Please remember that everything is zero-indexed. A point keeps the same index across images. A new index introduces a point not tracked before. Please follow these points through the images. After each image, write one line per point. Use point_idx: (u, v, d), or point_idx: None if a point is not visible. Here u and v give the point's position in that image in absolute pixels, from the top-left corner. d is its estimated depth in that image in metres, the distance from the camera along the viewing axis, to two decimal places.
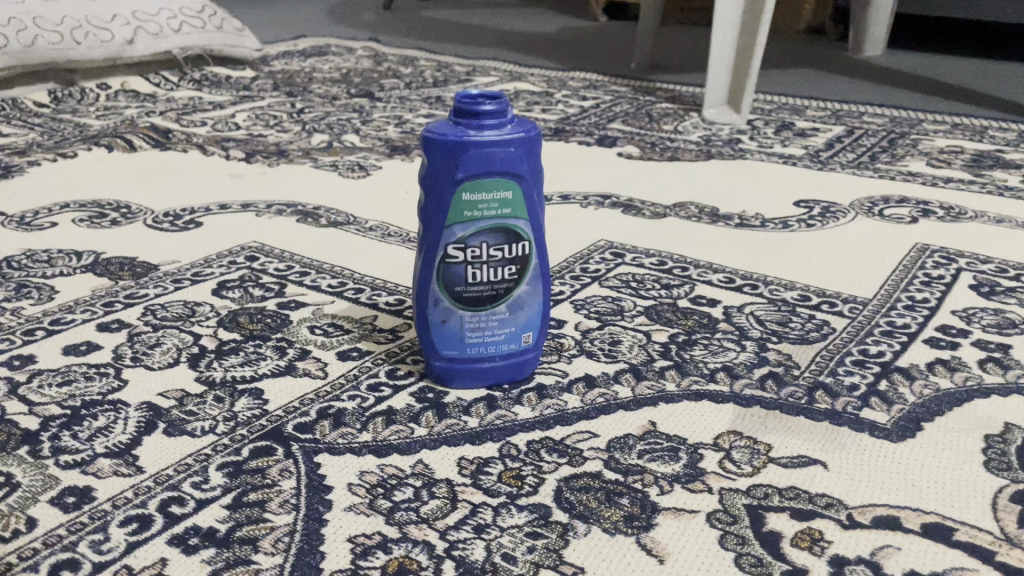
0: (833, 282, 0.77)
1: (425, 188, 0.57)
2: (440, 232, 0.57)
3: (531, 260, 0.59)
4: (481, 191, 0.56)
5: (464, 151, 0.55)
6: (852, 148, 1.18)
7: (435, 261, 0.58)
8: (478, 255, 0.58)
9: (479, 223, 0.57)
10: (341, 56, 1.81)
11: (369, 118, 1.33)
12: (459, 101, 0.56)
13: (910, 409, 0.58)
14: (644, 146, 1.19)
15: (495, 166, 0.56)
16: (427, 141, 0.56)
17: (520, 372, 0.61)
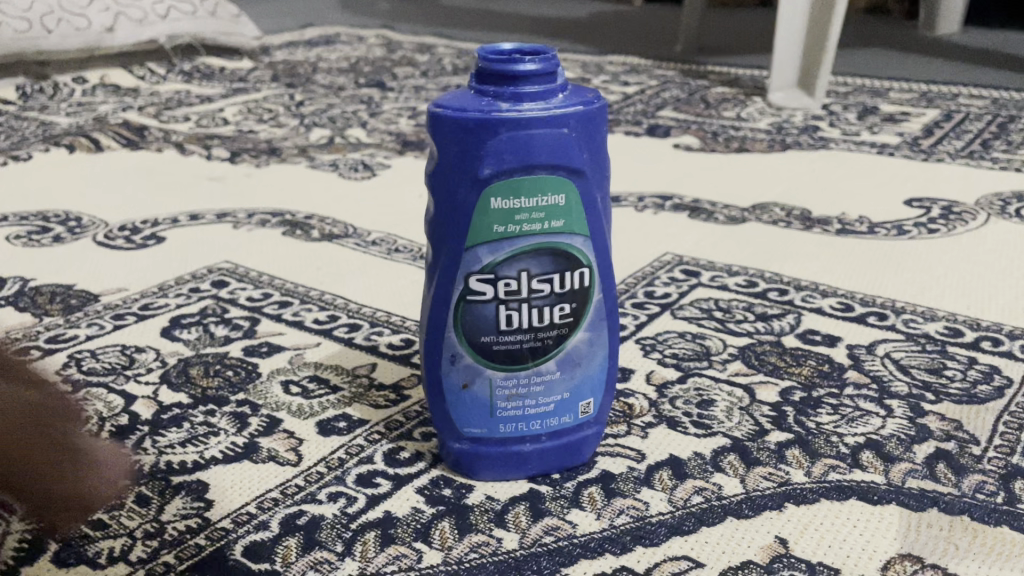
0: (987, 310, 0.58)
1: (435, 192, 0.39)
2: (456, 258, 0.39)
3: (593, 295, 0.40)
4: (519, 194, 0.38)
5: (492, 137, 0.37)
6: (958, 135, 0.98)
7: (451, 299, 0.39)
8: (514, 290, 0.39)
9: (515, 242, 0.38)
10: (351, 45, 1.63)
11: (378, 109, 1.14)
12: (485, 59, 0.37)
13: None
14: (704, 137, 0.99)
15: (539, 156, 0.37)
16: (435, 121, 0.38)
17: (576, 456, 0.42)
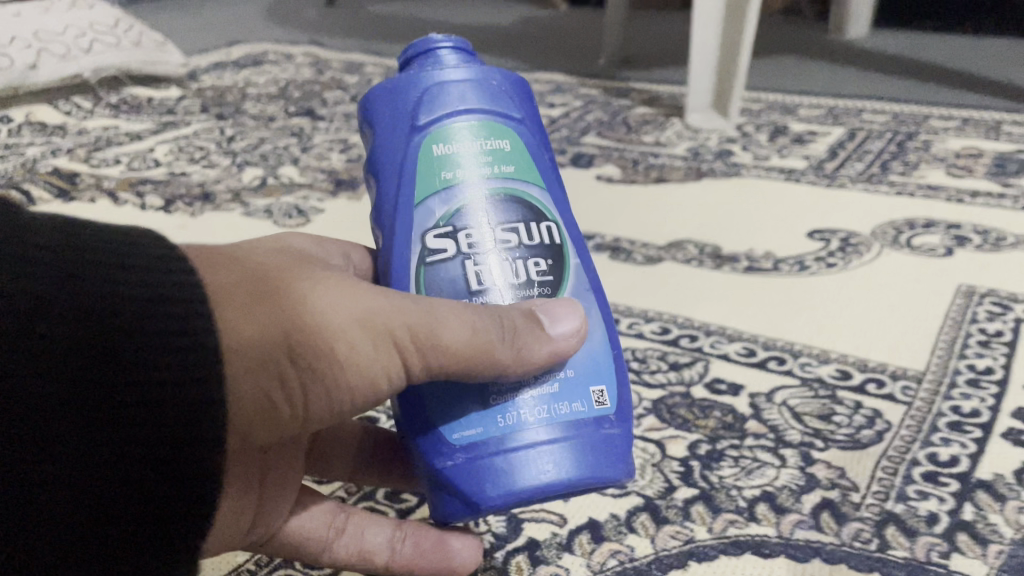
0: (874, 349, 0.64)
1: (387, 169, 0.45)
2: (413, 216, 0.43)
3: (563, 249, 0.44)
4: (460, 143, 0.44)
5: (422, 91, 0.45)
6: (860, 156, 1.05)
7: (416, 253, 0.43)
8: (474, 241, 0.43)
9: (468, 189, 0.43)
10: (279, 65, 1.64)
11: (310, 143, 1.17)
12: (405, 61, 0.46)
13: (1011, 553, 0.45)
14: (625, 166, 1.05)
15: (468, 102, 0.45)
16: (372, 111, 0.46)
17: (610, 463, 0.40)
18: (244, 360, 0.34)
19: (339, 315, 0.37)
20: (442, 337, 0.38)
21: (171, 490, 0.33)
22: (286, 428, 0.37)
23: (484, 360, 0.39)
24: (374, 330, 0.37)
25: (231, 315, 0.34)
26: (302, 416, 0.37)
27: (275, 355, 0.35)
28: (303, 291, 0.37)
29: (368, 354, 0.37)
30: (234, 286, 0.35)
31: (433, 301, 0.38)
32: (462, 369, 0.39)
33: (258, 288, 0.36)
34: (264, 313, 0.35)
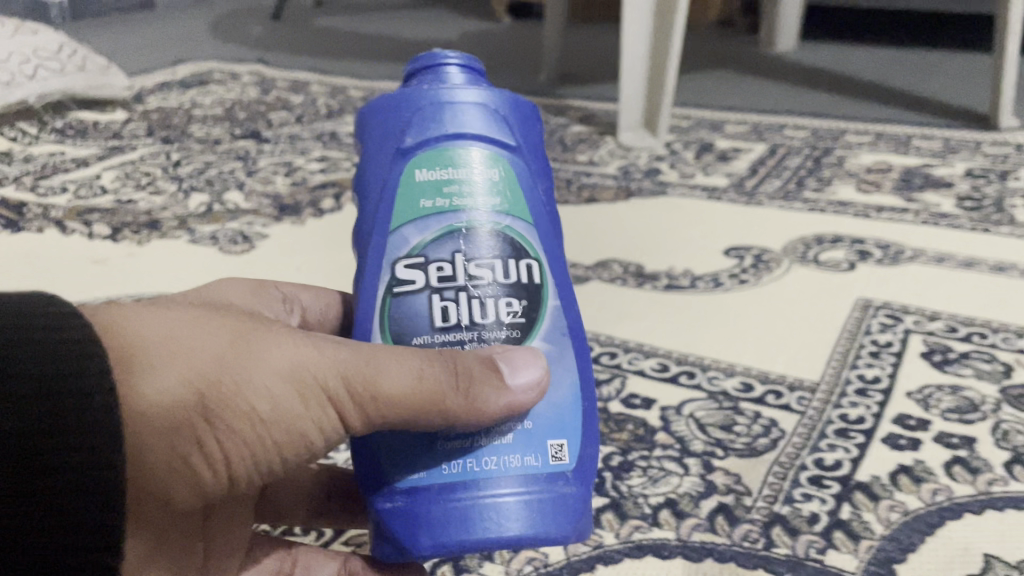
0: (776, 361, 0.70)
1: (369, 186, 0.47)
2: (386, 240, 0.46)
3: (541, 291, 0.46)
4: (441, 168, 0.46)
5: (419, 111, 0.46)
6: (778, 173, 1.11)
7: (385, 279, 0.45)
8: (445, 274, 0.45)
9: (445, 221, 0.45)
10: (225, 84, 1.66)
11: (255, 167, 1.20)
12: (413, 72, 0.49)
13: (879, 546, 0.51)
14: (559, 186, 1.11)
15: (465, 127, 0.46)
16: (367, 122, 0.48)
17: (559, 522, 0.42)
18: (160, 419, 0.37)
19: (265, 371, 0.39)
20: (381, 386, 0.40)
21: (93, 537, 0.36)
22: (207, 479, 0.40)
23: (430, 414, 0.40)
24: (303, 385, 0.40)
25: (151, 372, 0.37)
26: (222, 467, 0.40)
27: (194, 413, 0.38)
28: (232, 347, 0.39)
29: (296, 406, 0.40)
30: (154, 343, 0.37)
31: (376, 352, 0.41)
32: (402, 420, 0.41)
33: (185, 344, 0.38)
34: (187, 369, 0.38)
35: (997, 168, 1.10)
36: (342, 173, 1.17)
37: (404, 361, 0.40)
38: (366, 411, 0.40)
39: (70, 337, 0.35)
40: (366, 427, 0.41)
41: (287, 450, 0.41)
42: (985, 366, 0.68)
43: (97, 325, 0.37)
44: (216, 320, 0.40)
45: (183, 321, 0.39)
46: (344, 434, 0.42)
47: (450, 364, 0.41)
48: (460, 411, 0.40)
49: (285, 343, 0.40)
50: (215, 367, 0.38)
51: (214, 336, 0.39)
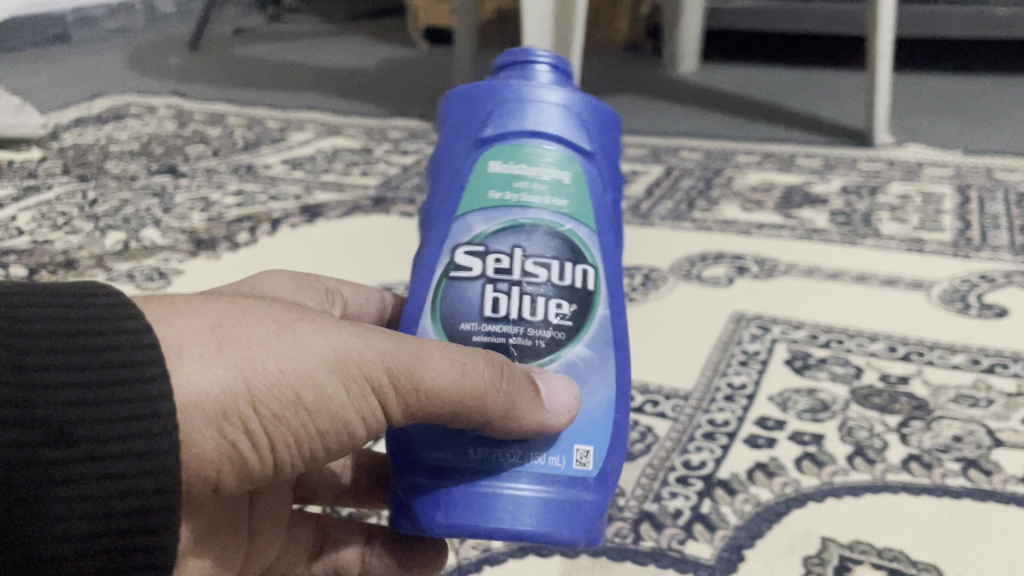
0: (656, 372, 0.77)
1: (443, 167, 0.51)
2: (452, 225, 0.49)
3: (592, 297, 0.48)
4: (513, 165, 0.49)
5: (504, 105, 0.49)
6: (672, 194, 1.19)
7: (444, 262, 0.49)
8: (502, 267, 0.48)
9: (509, 214, 0.49)
10: (141, 119, 1.68)
11: (172, 202, 1.23)
12: (505, 62, 0.51)
13: (732, 535, 0.58)
14: None
15: (545, 129, 0.49)
16: (452, 106, 0.51)
17: (574, 527, 0.44)
18: (209, 407, 0.37)
19: (316, 362, 0.40)
20: (423, 379, 0.41)
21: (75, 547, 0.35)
22: (250, 465, 0.41)
23: (472, 406, 0.42)
24: (350, 376, 0.41)
25: (200, 360, 0.37)
26: (265, 454, 0.41)
27: (242, 404, 0.38)
28: (282, 335, 0.39)
29: (343, 396, 0.41)
30: (204, 331, 0.38)
31: (419, 345, 0.42)
32: (444, 409, 0.42)
33: (234, 333, 0.38)
34: (237, 358, 0.38)
35: (868, 183, 1.20)
36: (258, 207, 1.21)
37: (448, 355, 0.42)
38: (409, 400, 0.42)
39: (136, 335, 0.36)
40: (407, 415, 0.43)
41: (328, 437, 0.42)
42: (838, 369, 0.76)
43: (149, 317, 0.38)
44: (264, 308, 0.40)
45: (232, 309, 0.39)
46: (385, 422, 0.43)
47: (491, 361, 0.43)
48: (499, 404, 0.42)
49: (333, 332, 0.41)
50: (266, 358, 0.39)
51: (265, 325, 0.39)
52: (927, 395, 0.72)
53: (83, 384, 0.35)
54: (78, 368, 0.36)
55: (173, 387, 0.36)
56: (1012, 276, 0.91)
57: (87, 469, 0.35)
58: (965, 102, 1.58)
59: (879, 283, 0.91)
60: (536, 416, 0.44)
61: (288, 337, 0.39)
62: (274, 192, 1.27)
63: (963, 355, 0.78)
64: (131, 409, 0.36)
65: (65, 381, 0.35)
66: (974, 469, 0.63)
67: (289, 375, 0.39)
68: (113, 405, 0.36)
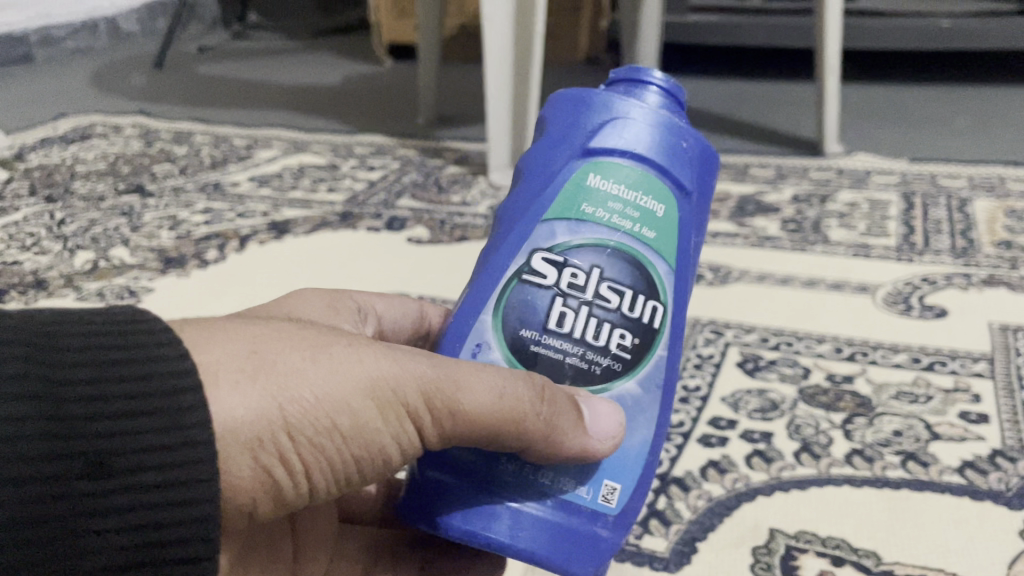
0: None
1: (535, 165, 0.49)
2: (531, 225, 0.48)
3: (656, 336, 0.47)
4: (612, 181, 0.47)
5: (620, 119, 0.47)
6: None
7: (515, 262, 0.47)
8: (576, 284, 0.46)
9: (594, 232, 0.47)
10: (107, 138, 1.69)
11: (140, 222, 1.25)
12: (626, 73, 0.49)
13: (685, 529, 0.61)
14: (433, 227, 1.20)
15: (650, 153, 0.47)
16: (566, 103, 0.50)
17: (582, 563, 0.44)
18: (244, 434, 0.38)
19: (350, 389, 0.40)
20: (462, 405, 0.41)
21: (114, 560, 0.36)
22: (286, 490, 0.41)
23: (508, 431, 0.42)
24: (385, 402, 0.41)
25: (235, 387, 0.37)
26: (300, 479, 0.41)
27: (277, 431, 0.39)
28: (319, 361, 0.40)
29: (378, 422, 0.41)
30: (238, 356, 0.38)
31: (456, 369, 0.42)
32: (480, 434, 0.42)
33: (269, 362, 0.38)
34: (272, 385, 0.38)
35: (819, 192, 1.24)
36: (226, 224, 1.23)
37: (487, 380, 0.42)
38: (446, 425, 0.42)
39: (171, 363, 0.37)
40: (443, 440, 0.43)
41: (364, 462, 0.43)
42: (787, 370, 0.80)
43: (185, 341, 0.38)
44: (300, 334, 0.40)
45: (268, 336, 0.39)
46: (420, 447, 0.43)
47: (529, 385, 0.43)
48: (537, 429, 0.42)
49: (366, 356, 0.41)
50: (301, 385, 0.39)
51: (301, 352, 0.39)
52: (870, 393, 0.76)
53: (118, 415, 0.36)
54: (111, 399, 0.36)
55: (209, 413, 0.37)
56: (952, 278, 0.96)
57: (116, 499, 0.35)
58: (912, 111, 1.64)
59: (827, 287, 0.95)
60: (575, 444, 0.43)
61: (324, 362, 0.40)
62: (242, 210, 1.29)
63: (904, 354, 0.82)
64: (163, 439, 0.36)
65: (98, 411, 0.35)
66: (913, 461, 0.67)
67: (324, 402, 0.39)
68: (147, 435, 0.36)
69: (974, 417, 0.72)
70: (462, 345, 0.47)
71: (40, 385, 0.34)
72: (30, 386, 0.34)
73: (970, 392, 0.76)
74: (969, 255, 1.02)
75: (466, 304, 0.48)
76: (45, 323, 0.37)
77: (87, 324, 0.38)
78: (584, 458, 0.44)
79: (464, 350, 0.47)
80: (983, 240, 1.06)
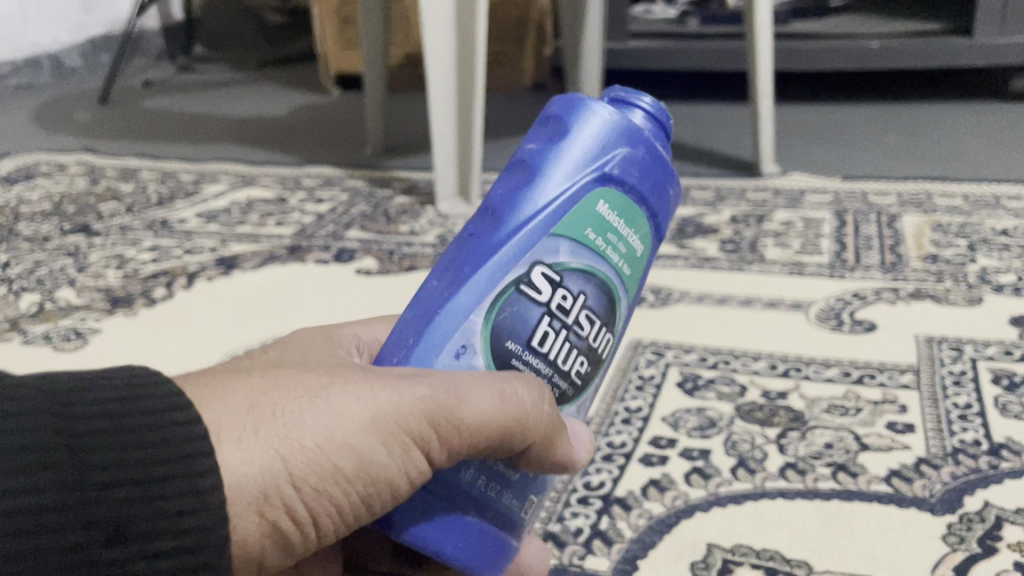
0: None
1: (547, 162, 0.46)
2: (539, 235, 0.45)
3: (601, 368, 0.49)
4: (614, 212, 0.47)
5: (632, 152, 0.47)
6: None
7: (512, 270, 0.45)
8: (566, 308, 0.46)
9: (590, 260, 0.47)
10: (52, 177, 1.68)
11: (86, 262, 1.24)
12: (629, 94, 0.49)
13: (627, 547, 0.63)
14: (382, 258, 1.21)
15: (645, 195, 0.49)
16: (583, 117, 0.47)
17: None
18: (253, 490, 0.37)
19: (350, 426, 0.39)
20: (462, 422, 0.40)
21: None
22: (294, 540, 0.40)
23: (508, 444, 0.42)
24: (390, 435, 0.39)
25: (239, 443, 0.37)
26: (308, 528, 0.40)
27: (280, 483, 0.38)
28: (317, 404, 0.39)
29: (384, 455, 0.40)
30: (238, 413, 0.38)
31: (455, 382, 0.41)
32: (482, 448, 0.42)
33: (267, 412, 0.38)
34: (274, 436, 0.38)
35: (756, 212, 1.28)
36: (174, 261, 1.23)
37: (483, 391, 0.41)
38: (449, 446, 0.41)
39: (185, 427, 0.36)
40: (450, 460, 0.41)
41: (374, 500, 0.41)
42: (724, 389, 0.82)
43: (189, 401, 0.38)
44: (295, 379, 0.40)
45: (267, 386, 0.39)
46: (430, 473, 0.41)
47: (530, 387, 0.43)
48: (539, 431, 0.43)
49: (362, 389, 0.40)
50: (303, 432, 0.38)
51: (299, 398, 0.39)
52: (803, 407, 0.79)
53: (132, 480, 0.35)
54: (125, 462, 0.35)
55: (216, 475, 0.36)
56: (881, 293, 1.00)
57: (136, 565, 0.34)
58: (845, 130, 1.70)
59: (763, 305, 0.99)
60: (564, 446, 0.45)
61: (324, 404, 0.39)
62: (189, 246, 1.29)
63: (835, 368, 0.85)
64: (176, 505, 0.35)
65: (114, 478, 0.35)
66: (843, 472, 0.70)
67: (326, 446, 0.38)
68: (162, 500, 0.35)
69: (901, 427, 0.76)
70: (444, 343, 0.44)
71: (63, 454, 0.34)
72: (53, 457, 0.33)
73: (897, 403, 0.79)
74: (898, 270, 1.06)
75: (457, 298, 0.45)
76: (58, 390, 0.36)
77: (105, 387, 0.37)
78: (567, 466, 0.46)
79: (446, 350, 0.44)
80: (911, 255, 1.10)
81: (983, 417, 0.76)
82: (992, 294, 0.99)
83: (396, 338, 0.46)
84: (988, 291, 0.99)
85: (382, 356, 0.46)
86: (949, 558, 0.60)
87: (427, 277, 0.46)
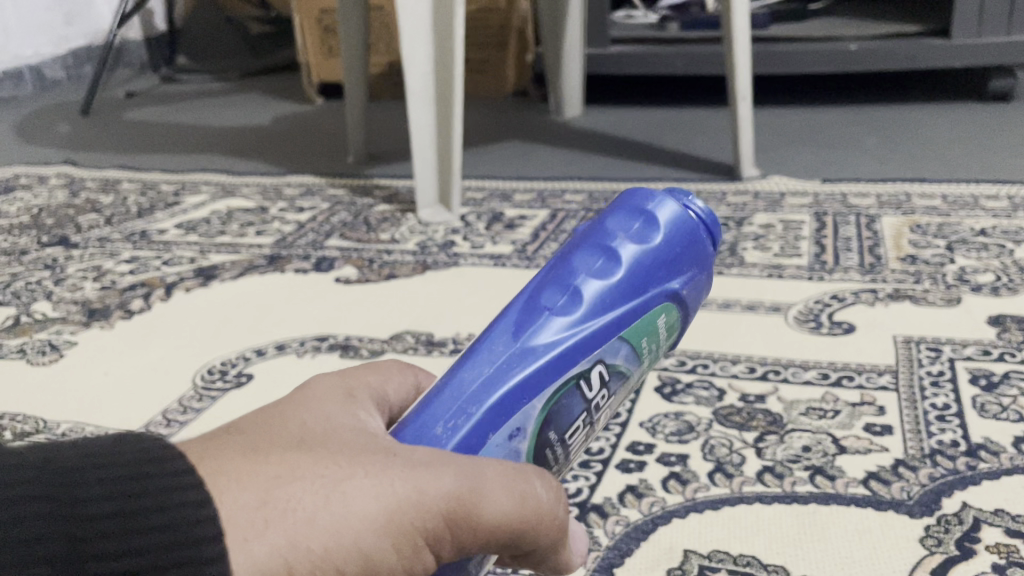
0: None
1: (636, 266, 0.48)
2: (609, 336, 0.46)
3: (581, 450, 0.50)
4: (661, 327, 0.50)
5: (692, 280, 0.51)
6: (554, 237, 1.26)
7: (578, 361, 0.45)
8: (600, 404, 0.47)
9: (632, 367, 0.49)
10: (30, 190, 1.67)
11: (63, 274, 1.23)
12: (705, 214, 0.52)
13: (603, 556, 0.63)
14: (361, 266, 1.21)
15: (684, 318, 0.52)
16: (672, 230, 0.50)
17: None
18: None
19: (365, 525, 0.35)
20: (481, 518, 0.38)
21: None
22: None
23: (522, 536, 0.40)
24: (403, 534, 0.36)
25: (243, 546, 0.33)
26: None
27: None
28: (333, 498, 0.35)
29: (392, 555, 0.37)
30: (248, 506, 0.34)
31: (478, 472, 0.39)
32: (495, 542, 0.39)
33: (279, 509, 0.34)
34: (280, 537, 0.34)
35: (735, 216, 1.28)
36: (152, 273, 1.22)
37: (506, 486, 0.39)
38: (463, 540, 0.38)
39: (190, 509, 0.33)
40: (458, 555, 0.39)
41: None
42: (702, 393, 0.82)
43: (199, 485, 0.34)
44: (311, 467, 0.36)
45: (276, 475, 0.35)
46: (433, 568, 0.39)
47: (548, 488, 0.41)
48: (552, 529, 0.42)
49: (381, 480, 0.36)
50: (311, 533, 0.34)
51: (311, 491, 0.35)
52: (781, 410, 0.79)
53: (132, 572, 0.31)
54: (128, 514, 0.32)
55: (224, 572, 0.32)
56: (860, 294, 1.00)
57: None
58: (826, 133, 1.70)
59: (742, 308, 0.99)
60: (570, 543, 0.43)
61: (338, 498, 0.35)
62: (168, 257, 1.28)
63: (814, 370, 0.85)
64: None
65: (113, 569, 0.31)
66: (820, 475, 0.70)
67: (336, 550, 0.35)
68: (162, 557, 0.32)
69: (878, 429, 0.75)
70: (504, 423, 0.43)
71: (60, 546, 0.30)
72: (47, 547, 0.30)
73: (875, 404, 0.79)
74: (876, 271, 1.06)
75: (526, 380, 0.44)
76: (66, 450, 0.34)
77: (105, 463, 0.33)
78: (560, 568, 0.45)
79: (503, 429, 0.43)
80: (889, 256, 1.10)
81: (960, 418, 0.76)
82: (970, 293, 0.99)
83: (447, 405, 0.43)
84: (965, 291, 1.00)
85: (422, 420, 0.43)
86: (927, 560, 0.60)
87: (486, 345, 0.45)
